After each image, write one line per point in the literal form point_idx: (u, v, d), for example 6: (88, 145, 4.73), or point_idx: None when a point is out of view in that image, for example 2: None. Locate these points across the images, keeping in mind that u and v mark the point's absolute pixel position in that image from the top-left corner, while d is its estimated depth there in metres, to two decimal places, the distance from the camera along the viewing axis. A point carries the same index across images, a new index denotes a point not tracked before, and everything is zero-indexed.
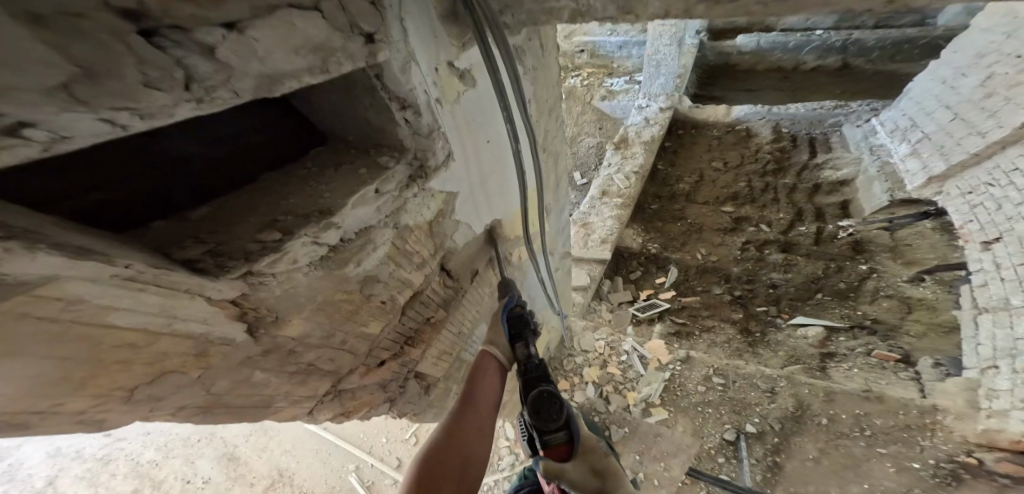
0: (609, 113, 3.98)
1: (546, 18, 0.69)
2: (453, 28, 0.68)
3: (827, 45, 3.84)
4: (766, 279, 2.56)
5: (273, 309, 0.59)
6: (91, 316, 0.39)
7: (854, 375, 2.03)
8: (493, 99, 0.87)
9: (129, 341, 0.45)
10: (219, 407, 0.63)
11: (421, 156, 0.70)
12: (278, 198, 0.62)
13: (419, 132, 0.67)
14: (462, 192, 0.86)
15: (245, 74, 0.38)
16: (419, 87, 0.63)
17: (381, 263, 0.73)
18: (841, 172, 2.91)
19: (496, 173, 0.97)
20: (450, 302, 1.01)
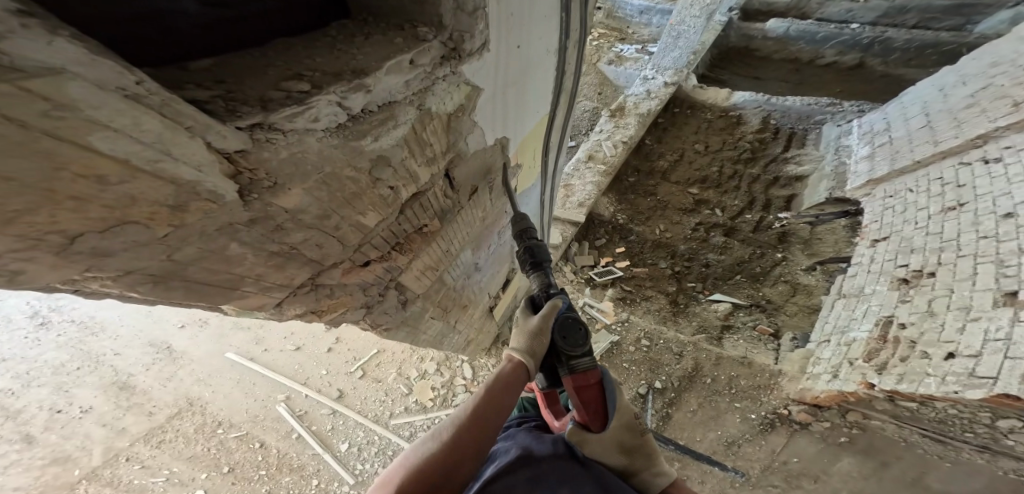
0: (612, 79, 4.11)
1: None
2: None
3: (855, 39, 3.82)
4: (703, 259, 2.88)
5: (272, 175, 0.52)
6: (70, 130, 0.30)
7: (738, 344, 2.40)
8: (534, 0, 0.84)
9: (93, 171, 0.34)
10: (175, 281, 0.54)
11: (457, 37, 0.67)
12: (302, 57, 0.54)
13: (462, 7, 0.63)
14: (485, 92, 0.86)
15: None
16: None
17: (397, 145, 0.70)
18: (802, 168, 3.19)
19: (514, 85, 0.97)
20: (445, 214, 1.02)
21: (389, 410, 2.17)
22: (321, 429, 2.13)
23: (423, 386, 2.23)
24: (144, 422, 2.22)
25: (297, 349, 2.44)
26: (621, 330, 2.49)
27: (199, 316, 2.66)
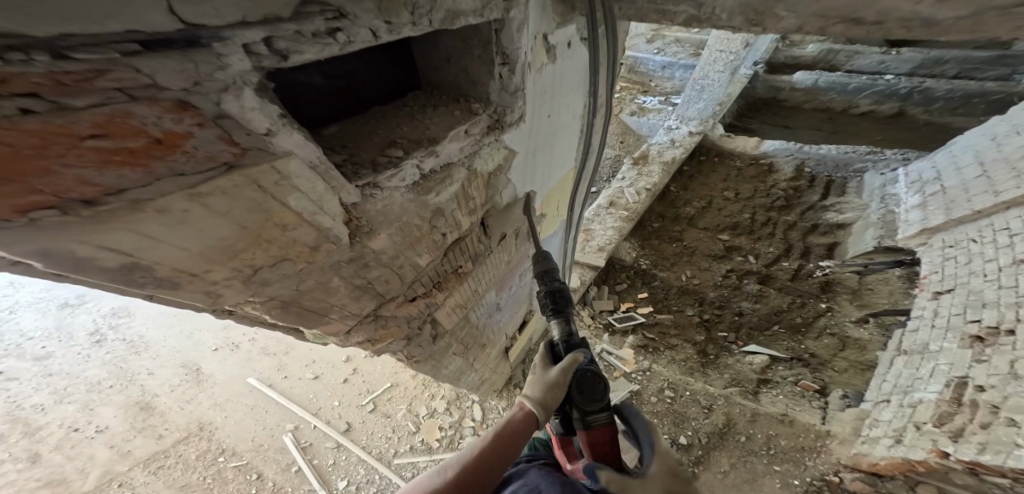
0: (635, 128, 4.34)
1: (656, 15, 0.72)
2: (559, 7, 0.84)
3: (892, 89, 3.79)
4: (737, 307, 2.82)
5: (369, 221, 0.72)
6: (281, 193, 0.54)
7: (780, 398, 2.28)
8: (562, 81, 1.01)
9: (283, 222, 0.58)
10: (294, 307, 0.75)
11: (500, 111, 0.84)
12: (394, 126, 0.77)
13: (507, 88, 0.80)
14: (518, 155, 1.01)
15: (438, 9, 0.59)
16: (521, 48, 0.76)
17: (449, 200, 0.86)
18: (844, 216, 3.10)
19: (542, 148, 1.11)
20: (478, 257, 1.15)
21: (394, 447, 2.18)
22: (322, 462, 2.18)
23: (431, 425, 2.23)
24: (150, 445, 2.37)
25: (314, 378, 2.57)
26: (642, 379, 2.46)
27: (231, 341, 2.88)
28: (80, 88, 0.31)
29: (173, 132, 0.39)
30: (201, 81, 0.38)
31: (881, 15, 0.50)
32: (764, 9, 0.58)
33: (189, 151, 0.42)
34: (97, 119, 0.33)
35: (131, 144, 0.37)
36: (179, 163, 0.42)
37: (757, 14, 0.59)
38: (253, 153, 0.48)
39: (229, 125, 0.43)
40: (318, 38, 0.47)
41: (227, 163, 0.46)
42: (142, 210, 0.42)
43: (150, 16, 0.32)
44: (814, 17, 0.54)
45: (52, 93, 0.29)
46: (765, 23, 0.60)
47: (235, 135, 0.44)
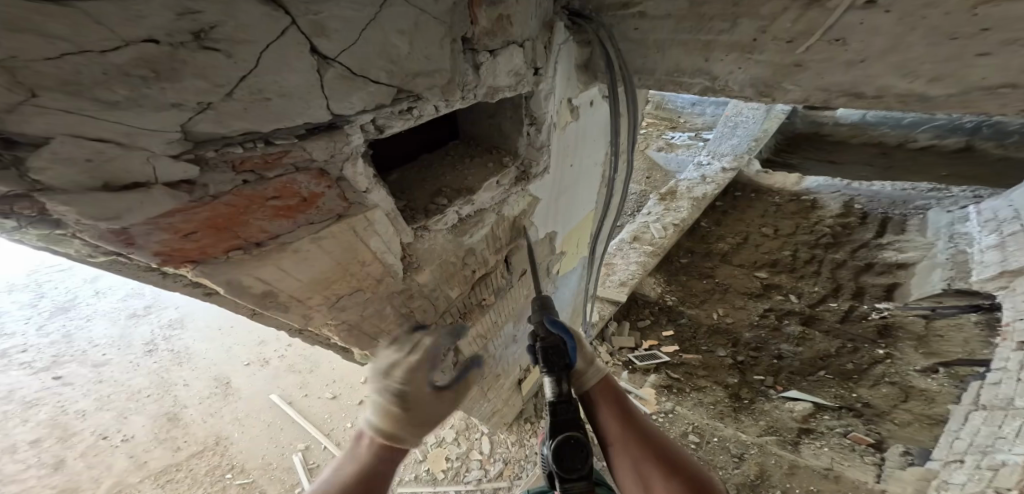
0: (662, 164, 4.33)
1: (673, 86, 0.81)
2: (583, 78, 0.93)
3: (954, 125, 3.81)
4: (775, 349, 2.67)
5: (418, 259, 0.81)
6: (366, 235, 0.66)
7: (823, 451, 2.16)
8: (584, 135, 1.10)
9: (365, 260, 0.69)
10: (357, 331, 0.83)
11: (526, 164, 0.92)
12: (437, 175, 0.86)
13: (534, 144, 0.89)
14: (542, 201, 1.08)
15: (481, 85, 0.69)
16: (548, 112, 0.86)
17: (480, 240, 0.93)
18: (906, 254, 2.92)
19: (565, 193, 1.19)
20: (500, 291, 1.19)
21: (399, 474, 2.14)
22: None
23: (438, 455, 2.17)
24: (166, 458, 2.42)
25: (331, 398, 2.57)
26: (664, 423, 2.35)
27: (262, 356, 2.91)
28: (274, 164, 0.50)
29: (313, 192, 0.55)
30: (334, 155, 0.54)
31: (880, 91, 0.57)
32: (772, 82, 0.65)
33: (320, 205, 0.58)
34: (275, 186, 0.52)
35: (290, 202, 0.54)
36: (313, 214, 0.58)
37: (766, 87, 0.66)
38: (355, 207, 0.62)
39: (345, 185, 0.58)
40: (399, 116, 0.59)
41: (339, 212, 0.61)
42: (285, 249, 0.58)
43: (315, 114, 0.48)
44: (817, 90, 0.62)
45: (260, 169, 0.49)
46: (774, 94, 0.67)
47: (348, 194, 0.60)
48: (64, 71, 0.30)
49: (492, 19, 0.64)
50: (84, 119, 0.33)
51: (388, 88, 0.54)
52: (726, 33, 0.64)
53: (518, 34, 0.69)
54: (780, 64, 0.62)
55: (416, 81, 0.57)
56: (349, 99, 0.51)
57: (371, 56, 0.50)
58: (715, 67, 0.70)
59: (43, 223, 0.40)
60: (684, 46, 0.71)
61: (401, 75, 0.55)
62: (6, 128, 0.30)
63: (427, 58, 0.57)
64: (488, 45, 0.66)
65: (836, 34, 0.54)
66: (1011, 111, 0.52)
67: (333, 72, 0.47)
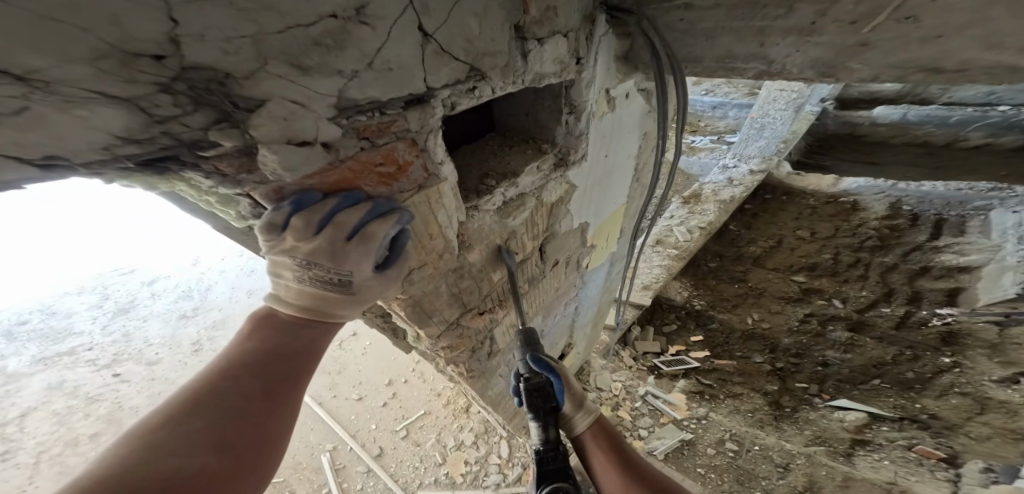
0: (685, 168, 4.12)
1: (723, 71, 0.80)
2: (621, 68, 0.97)
3: (1010, 122, 3.40)
4: (819, 356, 2.56)
5: (468, 237, 0.84)
6: (437, 207, 0.69)
7: (884, 465, 1.97)
8: (620, 127, 1.12)
9: (434, 235, 0.73)
10: (417, 306, 0.86)
11: (565, 151, 0.95)
12: (482, 162, 0.91)
13: (573, 132, 0.92)
14: (578, 190, 1.11)
15: (529, 71, 0.72)
16: (588, 99, 0.89)
17: (523, 223, 0.98)
18: (968, 257, 2.72)
19: (598, 184, 1.20)
20: (534, 279, 1.21)
21: (420, 478, 2.16)
22: (351, 486, 2.21)
23: (457, 458, 2.18)
24: None
25: (359, 399, 2.63)
26: (695, 428, 2.22)
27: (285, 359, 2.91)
28: (384, 133, 0.54)
29: (406, 160, 0.59)
30: (424, 125, 0.58)
31: (962, 65, 0.56)
32: (837, 63, 0.64)
33: (410, 175, 0.62)
34: (381, 154, 0.56)
35: (390, 170, 0.59)
36: (403, 183, 0.62)
37: (828, 68, 0.65)
38: (432, 178, 0.65)
39: (429, 156, 0.62)
40: (469, 93, 0.63)
41: (421, 185, 0.64)
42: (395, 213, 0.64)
43: (415, 84, 0.53)
44: (890, 68, 0.60)
45: (374, 136, 0.54)
46: (838, 74, 0.65)
47: (430, 165, 0.63)
48: (287, 41, 0.39)
49: (541, 8, 0.67)
50: (287, 83, 0.41)
51: (463, 67, 0.59)
52: (782, 19, 0.64)
53: (562, 25, 0.72)
54: (843, 44, 0.61)
55: (483, 60, 0.61)
56: (439, 73, 0.56)
57: (453, 36, 0.55)
58: (772, 51, 0.69)
59: (230, 183, 0.48)
60: (735, 33, 0.71)
61: (472, 54, 0.59)
62: (239, 91, 0.39)
63: (491, 41, 0.61)
64: (537, 34, 0.69)
65: (908, 11, 0.52)
66: None
67: (428, 48, 0.53)
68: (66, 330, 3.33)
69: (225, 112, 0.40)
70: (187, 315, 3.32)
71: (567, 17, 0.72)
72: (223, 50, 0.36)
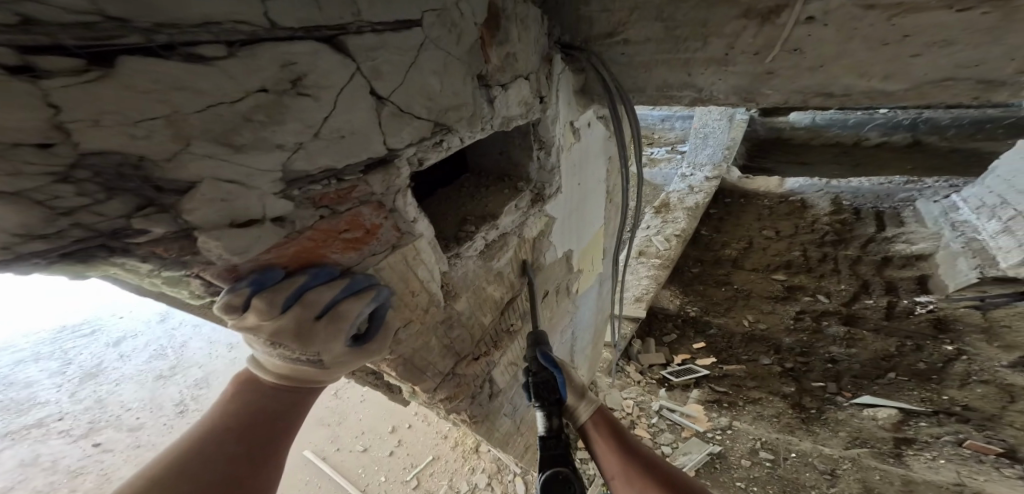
0: (650, 179, 4.25)
1: (664, 100, 0.86)
2: (581, 101, 0.99)
3: (892, 122, 4.20)
4: (825, 352, 2.59)
5: (454, 286, 0.79)
6: (412, 263, 0.67)
7: (939, 464, 1.97)
8: (587, 155, 1.18)
9: (412, 290, 0.68)
10: (412, 366, 0.76)
11: (540, 186, 1.00)
12: (459, 206, 0.89)
13: (545, 166, 0.96)
14: (558, 220, 1.16)
15: (497, 116, 0.73)
16: (555, 134, 0.94)
17: (507, 263, 0.98)
18: (917, 246, 3.04)
19: (576, 211, 1.27)
20: (526, 316, 1.26)
21: None
22: None
23: None
24: None
25: (363, 450, 2.52)
26: (724, 439, 2.22)
27: None
28: (345, 199, 0.54)
29: (373, 223, 0.59)
30: (387, 185, 0.59)
31: (846, 89, 0.69)
32: (754, 89, 0.73)
33: (379, 236, 0.62)
34: (344, 220, 0.55)
35: (357, 234, 0.58)
36: (375, 245, 0.62)
37: (748, 94, 0.75)
38: (403, 233, 0.65)
39: (397, 213, 0.62)
40: (434, 146, 0.63)
41: (393, 243, 0.64)
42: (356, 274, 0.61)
43: (374, 147, 0.54)
44: (793, 93, 0.72)
45: (332, 204, 0.53)
46: (756, 99, 0.76)
47: (400, 223, 0.64)
48: (210, 121, 0.36)
49: (501, 57, 0.69)
50: (215, 161, 0.38)
51: (426, 123, 0.60)
52: (700, 51, 0.72)
53: (523, 68, 0.75)
54: (754, 73, 0.71)
55: (444, 116, 0.62)
56: (400, 134, 0.56)
57: (411, 94, 0.56)
58: (698, 80, 0.77)
59: (175, 265, 0.45)
60: (666, 65, 0.77)
61: (433, 111, 0.60)
62: (162, 173, 0.36)
63: (452, 95, 0.62)
64: (500, 80, 0.71)
65: (792, 45, 0.64)
66: (963, 98, 0.65)
67: (385, 109, 0.53)
68: (29, 400, 3.24)
69: (146, 198, 0.37)
70: (163, 376, 3.26)
71: (527, 62, 0.75)
72: (131, 134, 0.32)
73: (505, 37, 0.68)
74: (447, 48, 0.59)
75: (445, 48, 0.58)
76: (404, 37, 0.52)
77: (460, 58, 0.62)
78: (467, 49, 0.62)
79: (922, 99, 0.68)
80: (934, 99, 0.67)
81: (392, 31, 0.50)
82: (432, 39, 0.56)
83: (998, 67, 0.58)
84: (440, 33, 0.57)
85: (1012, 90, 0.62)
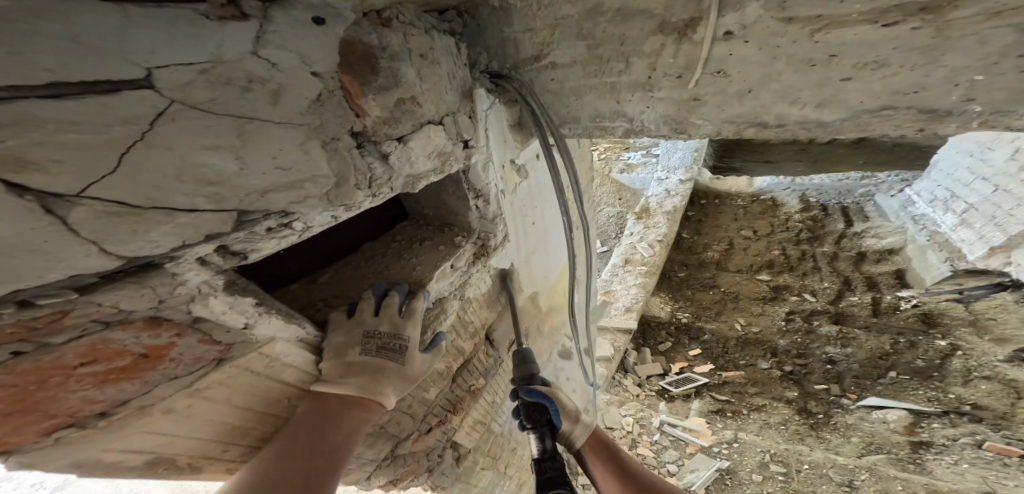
0: (628, 185, 4.21)
1: (600, 131, 0.78)
2: (519, 137, 0.86)
3: None
4: (822, 354, 2.50)
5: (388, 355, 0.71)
6: (277, 372, 0.57)
7: (964, 470, 1.87)
8: (538, 190, 1.07)
9: (286, 394, 0.61)
10: None
11: (483, 236, 0.85)
12: (382, 268, 0.79)
13: (485, 216, 0.82)
14: (511, 268, 1.04)
15: (399, 175, 0.54)
16: (491, 182, 0.79)
17: (448, 332, 0.88)
18: (885, 240, 3.05)
19: (535, 251, 1.16)
20: (488, 372, 1.15)
21: None
22: None
23: None
24: None
25: None
26: (732, 454, 2.14)
27: None
28: (57, 327, 0.32)
29: (154, 346, 0.40)
30: (166, 298, 0.38)
31: (780, 120, 0.62)
32: (683, 118, 0.66)
33: (174, 360, 0.43)
34: (78, 350, 0.35)
35: (119, 364, 0.39)
36: (167, 370, 0.43)
37: (678, 124, 0.68)
38: (238, 346, 0.49)
39: (207, 327, 0.44)
40: (268, 236, 0.42)
41: (216, 359, 0.47)
42: (150, 413, 0.44)
43: (86, 262, 0.30)
44: (725, 122, 0.65)
45: (35, 336, 0.32)
46: (688, 130, 0.69)
47: (214, 335, 0.45)
48: None
49: (388, 105, 0.48)
50: None
51: (227, 214, 0.37)
52: (624, 74, 0.64)
53: (432, 112, 0.55)
54: (680, 100, 0.64)
55: (270, 197, 0.39)
56: (146, 239, 0.32)
57: (162, 181, 0.31)
58: (628, 108, 0.69)
59: None
60: (595, 92, 0.69)
61: (240, 195, 0.37)
62: None
63: (278, 171, 0.39)
64: (392, 132, 0.50)
65: (715, 67, 0.57)
66: (907, 130, 0.59)
67: (86, 210, 0.28)
68: None
69: None
70: None
71: (435, 105, 0.56)
72: None
73: (388, 80, 0.47)
74: (248, 107, 0.35)
75: (241, 105, 0.35)
76: (113, 99, 0.28)
77: (286, 118, 0.38)
78: (303, 105, 0.40)
79: (862, 129, 0.60)
80: (874, 131, 0.60)
81: (75, 92, 0.26)
82: (199, 97, 0.32)
83: (943, 94, 0.51)
84: (219, 85, 0.33)
85: (958, 124, 0.54)
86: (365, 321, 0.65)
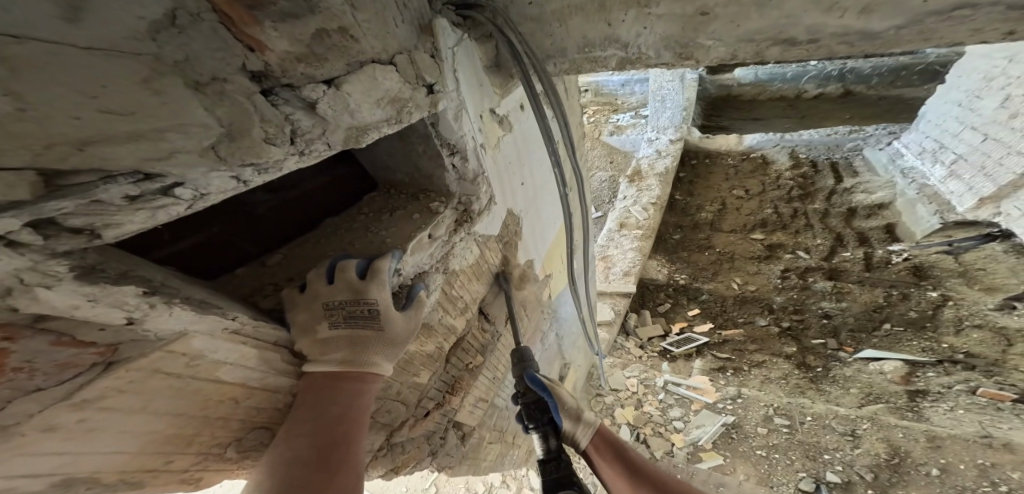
0: (618, 147, 4.07)
1: (589, 66, 0.68)
2: (497, 80, 0.76)
3: (825, 73, 4.10)
4: (817, 309, 2.48)
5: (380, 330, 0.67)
6: (206, 371, 0.51)
7: (960, 415, 1.86)
8: (525, 147, 0.98)
9: (231, 395, 0.57)
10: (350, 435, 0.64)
11: (465, 200, 0.77)
12: (348, 242, 0.73)
13: (464, 176, 0.73)
14: (501, 234, 0.97)
15: (336, 127, 0.46)
16: (468, 134, 0.69)
17: (432, 311, 0.83)
18: (875, 195, 2.98)
19: (527, 215, 1.09)
20: (487, 349, 1.10)
21: None
22: None
23: None
24: None
25: None
26: (736, 409, 2.12)
27: None
28: None
29: None
30: None
31: (812, 34, 0.53)
32: (689, 41, 0.57)
33: (22, 369, 0.35)
34: None
35: None
36: (20, 381, 0.35)
37: (684, 46, 0.59)
38: (127, 345, 0.42)
39: (63, 326, 0.36)
40: (130, 207, 0.32)
41: (103, 360, 0.40)
42: (20, 435, 0.37)
43: None
44: (742, 42, 0.56)
45: None
46: (695, 55, 0.60)
47: (77, 334, 0.38)
48: None
49: (304, 39, 0.38)
50: None
51: (16, 172, 0.25)
52: None
53: (373, 48, 0.46)
54: (684, 16, 0.55)
55: (98, 151, 0.28)
56: None
57: None
58: (622, 31, 0.59)
59: None
60: (582, 13, 0.59)
61: (36, 148, 0.25)
62: None
63: (110, 116, 0.27)
64: (318, 74, 0.41)
65: None
66: (983, 36, 0.50)
67: None
68: None
69: None
70: None
71: (378, 41, 0.46)
72: None
73: (298, 5, 0.36)
74: (14, 9, 0.21)
75: None
76: None
77: (100, 40, 0.26)
78: (137, 26, 0.27)
79: (918, 36, 0.51)
80: (938, 40, 0.51)
81: None
82: None
83: None
84: None
85: None
86: (321, 294, 0.61)
